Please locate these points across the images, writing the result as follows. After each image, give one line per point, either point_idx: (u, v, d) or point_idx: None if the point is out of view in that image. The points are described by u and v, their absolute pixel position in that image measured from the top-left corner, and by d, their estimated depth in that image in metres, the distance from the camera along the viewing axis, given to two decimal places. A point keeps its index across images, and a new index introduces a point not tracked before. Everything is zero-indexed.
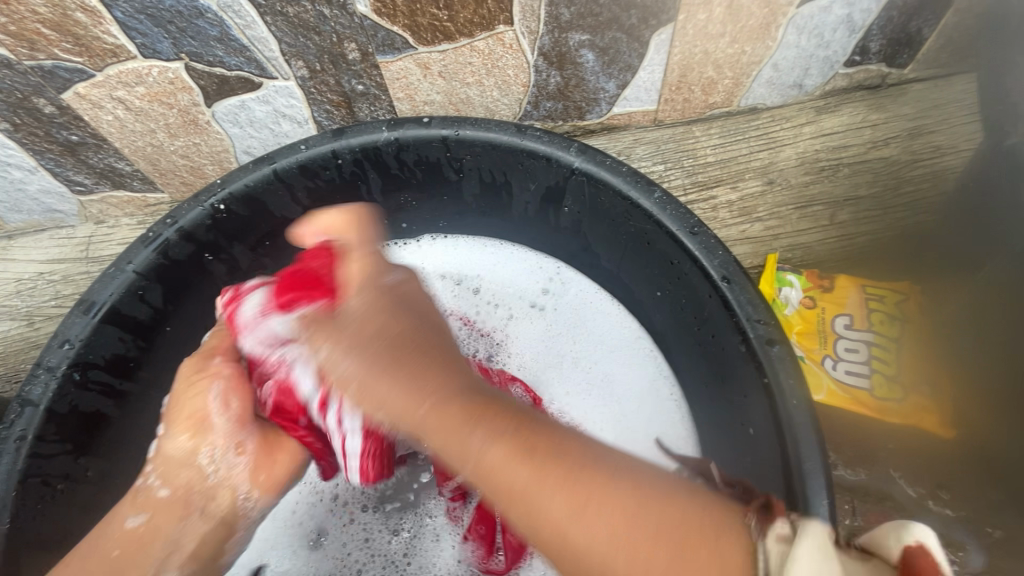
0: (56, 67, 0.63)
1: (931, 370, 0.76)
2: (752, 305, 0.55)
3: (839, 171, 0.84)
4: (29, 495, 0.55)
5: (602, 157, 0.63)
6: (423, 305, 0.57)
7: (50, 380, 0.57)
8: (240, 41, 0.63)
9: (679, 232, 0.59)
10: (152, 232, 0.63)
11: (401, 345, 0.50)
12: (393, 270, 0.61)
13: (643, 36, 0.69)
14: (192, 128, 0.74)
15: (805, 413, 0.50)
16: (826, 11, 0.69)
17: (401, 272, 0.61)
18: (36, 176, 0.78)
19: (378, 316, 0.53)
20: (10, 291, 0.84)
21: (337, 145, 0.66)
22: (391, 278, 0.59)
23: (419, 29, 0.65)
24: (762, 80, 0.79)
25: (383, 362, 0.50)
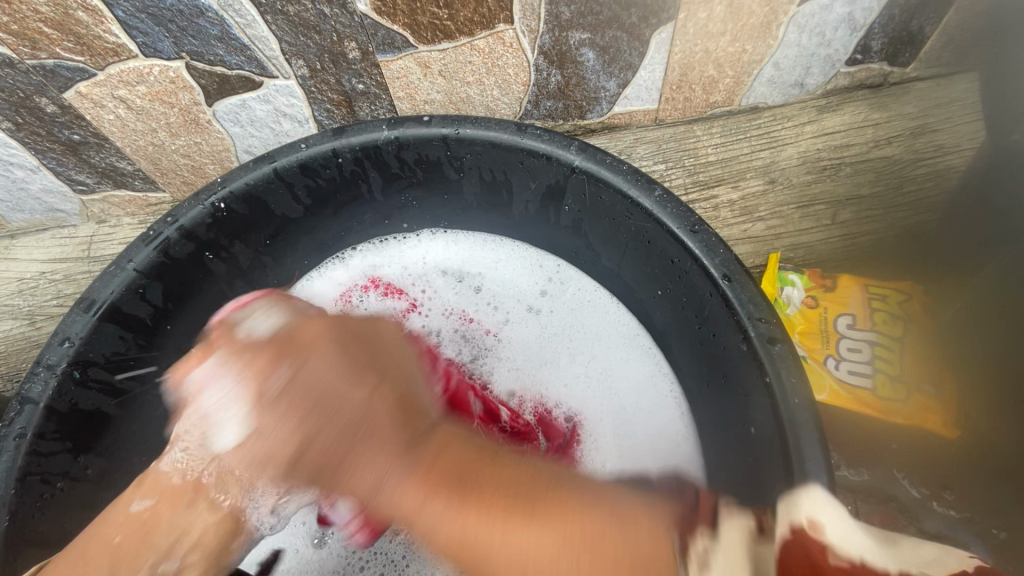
0: (58, 66, 0.63)
1: (933, 369, 0.75)
2: (753, 303, 0.55)
3: (841, 170, 0.83)
4: (28, 493, 0.55)
5: (603, 155, 0.63)
6: (323, 390, 0.51)
7: (50, 378, 0.57)
8: (241, 40, 0.63)
9: (680, 231, 0.59)
10: (152, 230, 0.63)
11: (319, 456, 0.49)
12: (289, 359, 0.52)
13: (643, 35, 0.69)
14: (193, 128, 0.74)
15: (807, 411, 0.50)
16: (827, 9, 0.68)
17: (312, 357, 0.53)
18: (39, 176, 0.78)
19: (295, 426, 0.50)
20: (12, 290, 0.84)
21: (337, 143, 0.66)
22: (279, 376, 0.51)
23: (419, 28, 0.65)
24: (763, 79, 0.79)
25: (311, 475, 0.50)
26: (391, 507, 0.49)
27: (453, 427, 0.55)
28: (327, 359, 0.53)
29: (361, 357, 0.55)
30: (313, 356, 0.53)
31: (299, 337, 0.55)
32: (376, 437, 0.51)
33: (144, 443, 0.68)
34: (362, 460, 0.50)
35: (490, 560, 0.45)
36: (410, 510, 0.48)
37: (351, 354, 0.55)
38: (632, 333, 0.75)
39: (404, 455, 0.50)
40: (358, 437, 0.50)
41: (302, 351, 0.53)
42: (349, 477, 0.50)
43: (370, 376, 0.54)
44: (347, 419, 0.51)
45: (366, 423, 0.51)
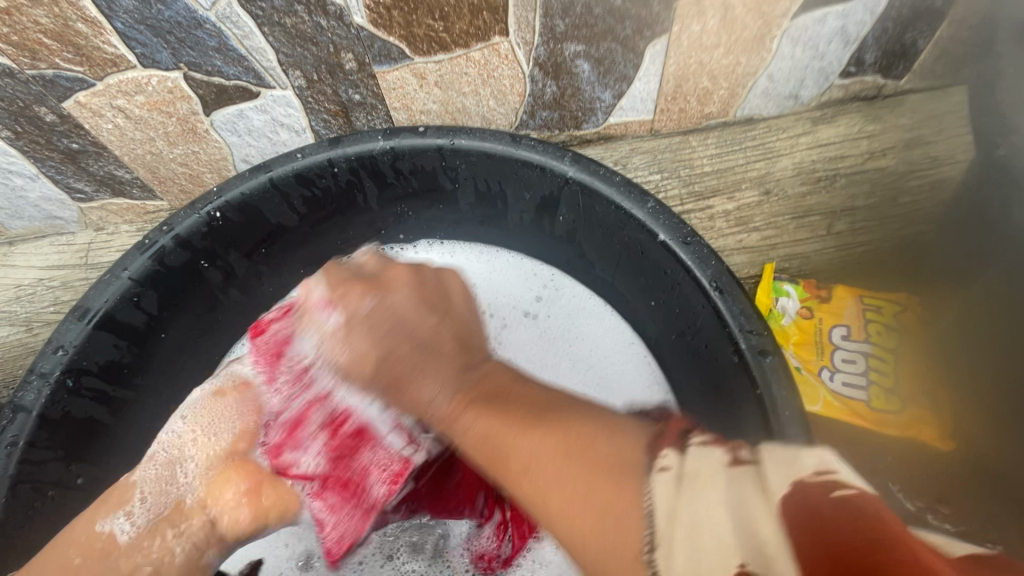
0: (57, 77, 0.64)
1: (926, 381, 0.75)
2: (744, 315, 0.55)
3: (836, 181, 0.84)
4: (20, 501, 0.55)
5: (596, 167, 0.63)
6: (401, 312, 0.54)
7: (43, 387, 0.57)
8: (238, 51, 0.64)
9: (672, 242, 0.59)
10: (147, 239, 0.63)
11: (392, 365, 0.52)
12: (372, 289, 0.55)
13: (638, 47, 0.69)
14: (191, 137, 0.75)
15: (798, 424, 0.50)
16: (820, 22, 0.69)
17: (393, 293, 0.55)
18: (38, 184, 0.78)
19: (372, 343, 0.53)
20: (10, 297, 0.85)
21: (333, 154, 0.66)
22: (365, 303, 0.54)
23: (415, 40, 0.65)
24: (758, 91, 0.79)
25: (387, 385, 0.52)
26: (439, 421, 0.49)
27: (503, 361, 0.53)
28: (418, 298, 0.55)
29: (434, 301, 0.56)
30: (401, 290, 0.56)
31: (385, 277, 0.58)
32: (431, 362, 0.51)
33: (138, 451, 0.69)
34: (425, 374, 0.50)
35: (507, 460, 0.41)
36: (444, 415, 0.48)
37: (422, 305, 0.55)
38: (625, 342, 0.75)
39: (455, 377, 0.50)
40: (425, 359, 0.51)
41: (386, 288, 0.56)
42: (412, 388, 0.51)
43: (436, 311, 0.55)
44: (432, 343, 0.52)
45: (433, 340, 0.52)
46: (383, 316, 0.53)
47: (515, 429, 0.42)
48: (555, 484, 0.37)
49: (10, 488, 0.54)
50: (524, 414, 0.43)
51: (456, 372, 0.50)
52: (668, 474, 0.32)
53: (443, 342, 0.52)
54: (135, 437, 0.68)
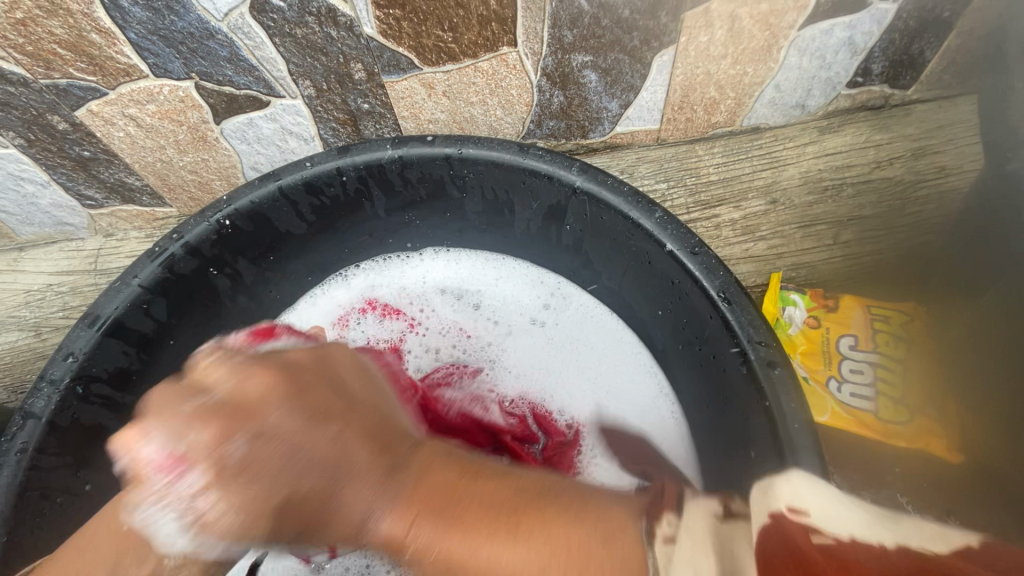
0: (71, 86, 0.64)
1: (935, 391, 0.75)
2: (753, 326, 0.55)
3: (844, 190, 0.84)
4: (28, 508, 0.56)
5: (604, 177, 0.63)
6: (279, 430, 0.45)
7: (53, 393, 0.57)
8: (249, 61, 0.64)
9: (680, 252, 0.59)
10: (158, 246, 0.63)
11: (305, 503, 0.44)
12: (242, 419, 0.44)
13: (645, 58, 0.70)
14: (201, 145, 0.75)
15: (807, 434, 0.50)
16: (828, 34, 0.69)
17: (266, 413, 0.45)
18: (49, 191, 0.79)
19: (247, 495, 0.42)
20: (19, 302, 0.85)
21: (342, 162, 0.66)
22: (213, 395, 0.45)
23: (424, 50, 0.66)
24: (765, 101, 0.80)
25: (299, 525, 0.44)
26: (377, 540, 0.45)
27: (434, 445, 0.52)
28: (313, 373, 0.52)
29: (322, 406, 0.48)
30: (336, 358, 0.57)
31: (245, 396, 0.46)
32: (341, 469, 0.45)
33: None
34: (348, 499, 0.45)
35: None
36: (388, 535, 0.44)
37: (303, 402, 0.47)
38: (632, 351, 0.75)
39: (383, 483, 0.46)
40: (338, 473, 0.45)
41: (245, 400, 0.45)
42: (337, 514, 0.45)
43: (332, 418, 0.48)
44: (350, 419, 0.49)
45: (341, 466, 0.45)
46: (246, 450, 0.43)
47: (483, 543, 0.41)
48: (523, 564, 0.40)
49: (19, 495, 0.54)
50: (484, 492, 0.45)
51: (377, 470, 0.46)
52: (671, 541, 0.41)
53: (363, 437, 0.48)
54: None
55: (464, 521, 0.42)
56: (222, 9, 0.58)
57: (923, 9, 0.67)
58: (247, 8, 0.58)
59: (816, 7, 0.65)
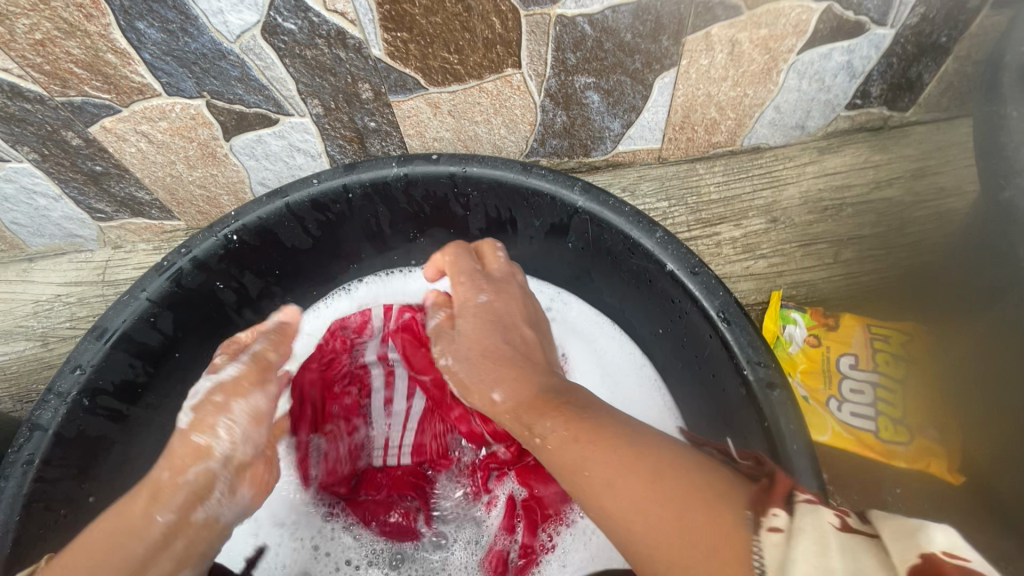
0: (85, 103, 0.66)
1: (933, 410, 0.75)
2: (752, 347, 0.55)
3: (843, 210, 0.84)
4: (33, 520, 0.56)
5: (606, 197, 0.64)
6: (501, 315, 0.63)
7: (60, 406, 0.58)
8: (259, 81, 0.66)
9: (680, 273, 0.60)
10: (166, 261, 0.64)
11: (489, 352, 0.59)
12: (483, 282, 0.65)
13: (647, 79, 0.71)
14: (210, 161, 0.77)
15: (807, 458, 0.50)
16: (826, 57, 0.71)
17: (498, 293, 0.65)
18: (60, 204, 0.81)
19: (475, 323, 0.62)
20: (28, 312, 0.86)
21: (348, 179, 0.68)
22: (479, 297, 0.64)
23: (430, 71, 0.67)
24: (765, 121, 0.81)
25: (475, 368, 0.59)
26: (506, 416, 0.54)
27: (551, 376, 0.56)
28: (495, 317, 0.63)
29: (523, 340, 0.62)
30: (511, 303, 0.65)
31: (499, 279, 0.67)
32: (509, 355, 0.59)
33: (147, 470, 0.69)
34: (509, 377, 0.56)
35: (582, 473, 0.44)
36: (520, 408, 0.53)
37: (503, 328, 0.62)
38: (636, 364, 0.74)
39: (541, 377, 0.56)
40: (517, 357, 0.59)
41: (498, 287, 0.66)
42: (484, 381, 0.57)
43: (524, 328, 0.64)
44: (510, 356, 0.59)
45: (503, 328, 0.62)
46: (490, 316, 0.63)
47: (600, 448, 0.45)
48: (635, 477, 0.42)
49: (24, 507, 0.55)
50: (593, 427, 0.46)
51: (537, 378, 0.55)
52: (779, 535, 0.35)
53: (523, 359, 0.58)
54: (145, 455, 0.69)
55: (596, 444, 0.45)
56: (234, 31, 0.60)
57: (920, 35, 0.69)
58: (259, 31, 0.60)
59: (814, 32, 0.67)
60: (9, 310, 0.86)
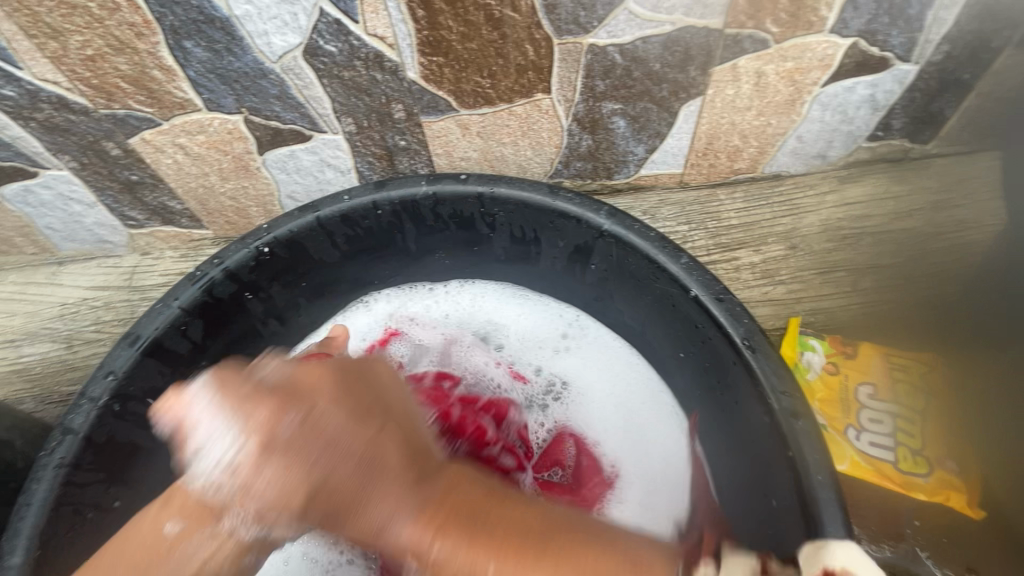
0: (128, 116, 0.68)
1: (951, 443, 0.75)
2: (777, 375, 0.56)
3: (863, 239, 0.85)
4: (62, 523, 0.57)
5: (631, 221, 0.65)
6: (335, 435, 0.46)
7: (91, 410, 0.60)
8: (297, 100, 0.68)
9: (705, 299, 0.61)
10: (199, 271, 0.66)
11: (333, 493, 0.44)
12: (293, 406, 0.46)
13: (673, 107, 0.73)
14: (243, 173, 0.79)
15: (830, 490, 0.51)
16: (850, 90, 0.72)
17: (319, 398, 0.47)
18: (94, 211, 0.83)
19: (282, 467, 0.44)
20: (55, 314, 0.88)
21: (378, 196, 0.69)
22: (286, 425, 0.45)
23: (462, 94, 0.69)
24: (787, 150, 0.82)
25: (326, 514, 0.45)
26: (396, 548, 0.44)
27: (460, 466, 0.49)
28: (301, 443, 0.45)
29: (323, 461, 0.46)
30: (323, 394, 0.48)
31: (300, 383, 0.49)
32: (375, 483, 0.45)
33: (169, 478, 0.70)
34: (370, 501, 0.45)
35: None
36: (408, 545, 0.43)
37: (355, 405, 0.49)
38: (655, 392, 0.75)
39: (408, 491, 0.45)
40: (370, 471, 0.45)
41: (303, 400, 0.47)
42: (361, 513, 0.44)
43: (373, 417, 0.49)
44: (355, 481, 0.45)
45: (375, 467, 0.45)
46: (300, 439, 0.45)
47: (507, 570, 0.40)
48: None
49: (53, 510, 0.56)
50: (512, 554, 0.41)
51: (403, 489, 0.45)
52: (710, 568, 0.43)
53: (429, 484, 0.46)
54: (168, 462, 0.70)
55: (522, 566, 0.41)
56: (277, 52, 0.62)
57: (943, 71, 0.70)
58: (301, 52, 0.62)
59: (840, 66, 0.68)
60: (36, 311, 0.88)
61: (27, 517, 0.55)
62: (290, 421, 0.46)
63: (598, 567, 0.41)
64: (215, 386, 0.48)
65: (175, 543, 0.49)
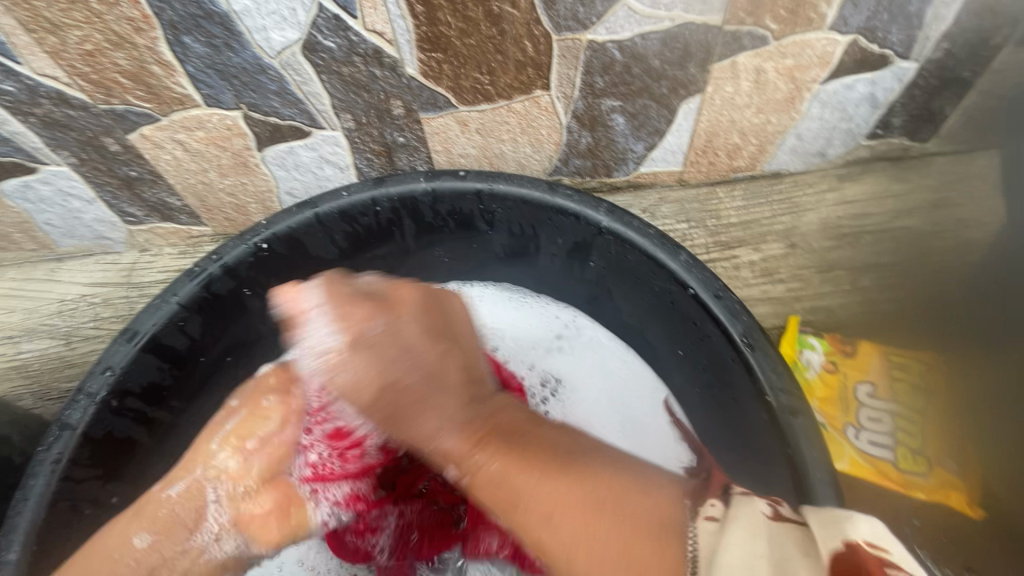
0: (127, 112, 0.68)
1: (951, 442, 0.74)
2: (776, 373, 0.56)
3: (862, 238, 0.85)
4: (59, 519, 0.57)
5: (630, 218, 0.65)
6: (410, 348, 0.59)
7: (89, 406, 0.60)
8: (296, 95, 0.68)
9: (704, 297, 0.61)
10: (197, 266, 0.66)
11: (399, 395, 0.57)
12: (384, 316, 0.61)
13: (672, 104, 0.73)
14: (241, 170, 0.79)
15: (830, 488, 0.51)
16: (849, 88, 0.72)
17: (405, 323, 0.61)
18: (93, 207, 0.83)
19: (378, 370, 0.57)
20: (53, 311, 0.88)
21: (377, 193, 0.69)
22: (374, 330, 0.59)
23: (461, 90, 0.69)
24: (786, 148, 0.82)
25: (387, 418, 0.58)
26: (442, 453, 0.55)
27: (506, 399, 0.60)
28: (394, 352, 0.58)
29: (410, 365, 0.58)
30: (403, 323, 0.61)
31: (391, 297, 0.64)
32: (438, 395, 0.57)
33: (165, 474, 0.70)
34: (427, 411, 0.56)
35: (519, 505, 0.48)
36: (449, 451, 0.54)
37: (417, 349, 0.59)
38: (653, 391, 0.75)
39: (464, 407, 0.57)
40: (434, 388, 0.57)
41: (392, 313, 0.61)
42: (418, 419, 0.56)
43: (445, 343, 0.62)
44: (423, 389, 0.57)
45: (439, 381, 0.58)
46: (387, 346, 0.59)
47: (536, 481, 0.48)
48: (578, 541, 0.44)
49: (50, 506, 0.56)
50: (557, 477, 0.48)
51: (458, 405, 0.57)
52: (714, 523, 0.42)
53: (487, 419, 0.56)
54: (166, 459, 0.70)
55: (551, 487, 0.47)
56: (276, 47, 0.62)
57: (943, 69, 0.70)
58: (300, 47, 0.62)
59: (839, 63, 0.68)
60: (35, 308, 0.88)
61: (24, 513, 0.55)
62: (384, 325, 0.60)
63: (620, 495, 0.46)
64: (326, 293, 0.61)
65: (147, 557, 0.60)
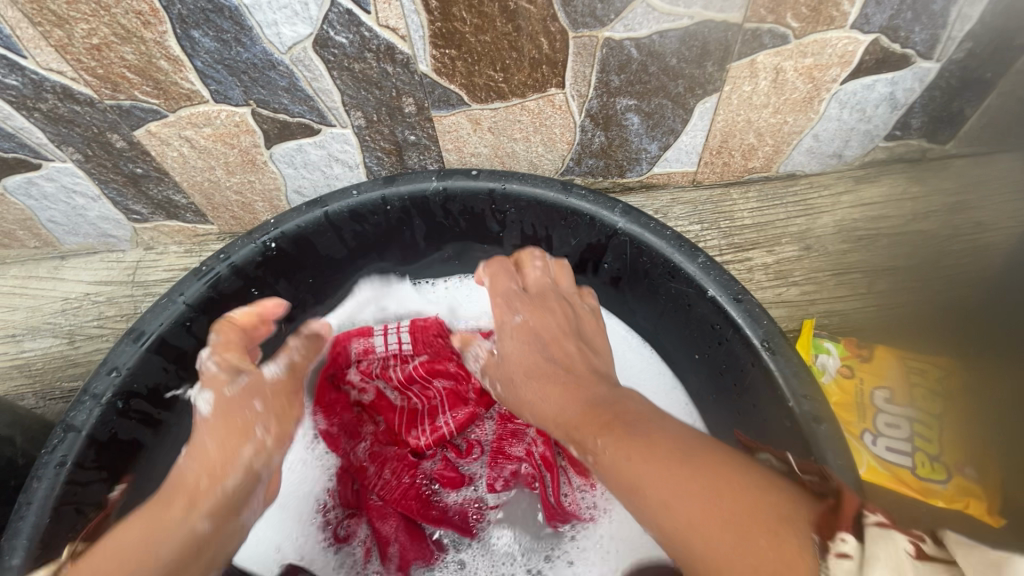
0: (133, 107, 0.67)
1: (975, 450, 0.72)
2: (797, 378, 0.55)
3: (878, 241, 0.84)
4: (64, 522, 0.56)
5: (647, 219, 0.64)
6: (544, 331, 0.66)
7: (94, 407, 0.58)
8: (306, 92, 0.67)
9: (723, 300, 0.60)
10: (205, 265, 0.65)
11: (529, 369, 0.63)
12: (524, 304, 0.68)
13: (688, 103, 0.71)
14: (249, 168, 0.77)
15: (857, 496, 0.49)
16: (869, 88, 0.71)
17: (535, 310, 0.67)
18: (98, 205, 0.81)
19: (518, 342, 0.66)
20: (57, 309, 0.87)
21: (387, 191, 0.68)
22: (516, 318, 0.68)
23: (474, 88, 0.68)
24: (802, 149, 0.81)
25: (517, 382, 0.63)
26: (555, 417, 0.57)
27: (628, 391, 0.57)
28: (534, 335, 0.66)
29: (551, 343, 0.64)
30: (549, 316, 0.67)
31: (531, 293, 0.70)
32: (563, 376, 0.60)
33: None
34: (550, 390, 0.59)
35: (638, 489, 0.45)
36: (571, 424, 0.54)
37: (545, 341, 0.65)
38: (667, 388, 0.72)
39: (586, 391, 0.57)
40: (556, 369, 0.62)
41: (534, 305, 0.68)
42: (537, 391, 0.60)
43: (569, 336, 0.65)
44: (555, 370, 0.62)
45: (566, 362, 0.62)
46: (528, 329, 0.66)
47: (663, 465, 0.45)
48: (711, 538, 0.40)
49: (54, 509, 0.55)
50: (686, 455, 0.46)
51: (581, 389, 0.58)
52: (850, 562, 0.34)
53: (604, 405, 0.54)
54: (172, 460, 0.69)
55: (680, 471, 0.44)
56: (286, 42, 0.61)
57: (964, 70, 0.68)
58: (310, 43, 0.61)
59: (860, 63, 0.67)
60: (39, 306, 0.87)
61: (28, 516, 0.54)
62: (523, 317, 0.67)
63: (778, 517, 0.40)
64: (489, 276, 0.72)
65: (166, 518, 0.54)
